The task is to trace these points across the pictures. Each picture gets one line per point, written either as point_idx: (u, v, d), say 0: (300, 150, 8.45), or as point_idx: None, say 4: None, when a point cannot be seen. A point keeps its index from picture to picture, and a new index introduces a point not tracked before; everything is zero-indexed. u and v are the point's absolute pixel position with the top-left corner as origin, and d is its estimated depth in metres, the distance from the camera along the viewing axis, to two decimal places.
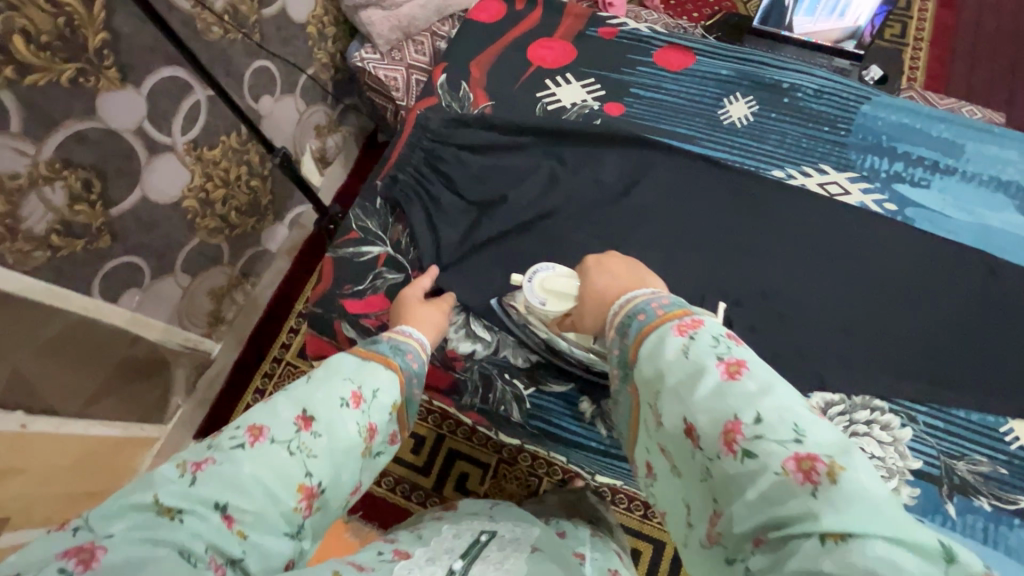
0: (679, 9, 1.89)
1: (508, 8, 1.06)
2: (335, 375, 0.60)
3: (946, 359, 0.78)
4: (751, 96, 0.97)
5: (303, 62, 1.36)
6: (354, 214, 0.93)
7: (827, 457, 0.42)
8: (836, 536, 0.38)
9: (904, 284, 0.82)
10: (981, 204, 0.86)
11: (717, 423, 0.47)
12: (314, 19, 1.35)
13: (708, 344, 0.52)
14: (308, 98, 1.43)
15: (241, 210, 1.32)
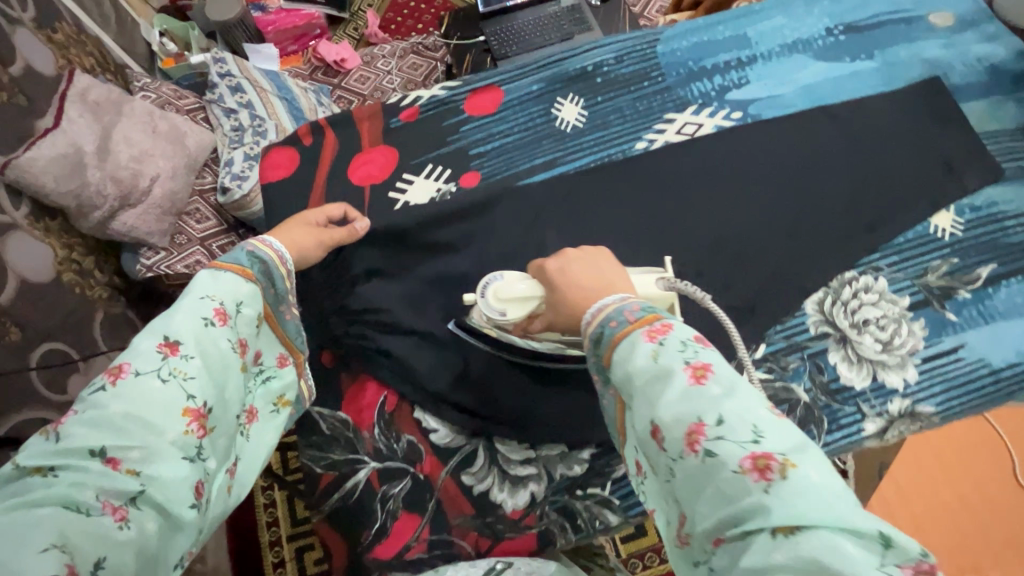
0: (402, 29, 1.90)
1: (298, 147, 0.93)
2: (187, 299, 0.57)
3: (868, 203, 0.80)
4: (571, 93, 0.94)
5: (84, 315, 1.12)
6: (310, 456, 0.76)
7: (780, 454, 0.43)
8: (785, 530, 0.40)
9: (796, 165, 0.83)
10: (795, 67, 0.92)
11: (682, 424, 0.47)
12: (64, 263, 1.11)
13: (675, 348, 0.51)
14: (118, 342, 1.19)
15: None
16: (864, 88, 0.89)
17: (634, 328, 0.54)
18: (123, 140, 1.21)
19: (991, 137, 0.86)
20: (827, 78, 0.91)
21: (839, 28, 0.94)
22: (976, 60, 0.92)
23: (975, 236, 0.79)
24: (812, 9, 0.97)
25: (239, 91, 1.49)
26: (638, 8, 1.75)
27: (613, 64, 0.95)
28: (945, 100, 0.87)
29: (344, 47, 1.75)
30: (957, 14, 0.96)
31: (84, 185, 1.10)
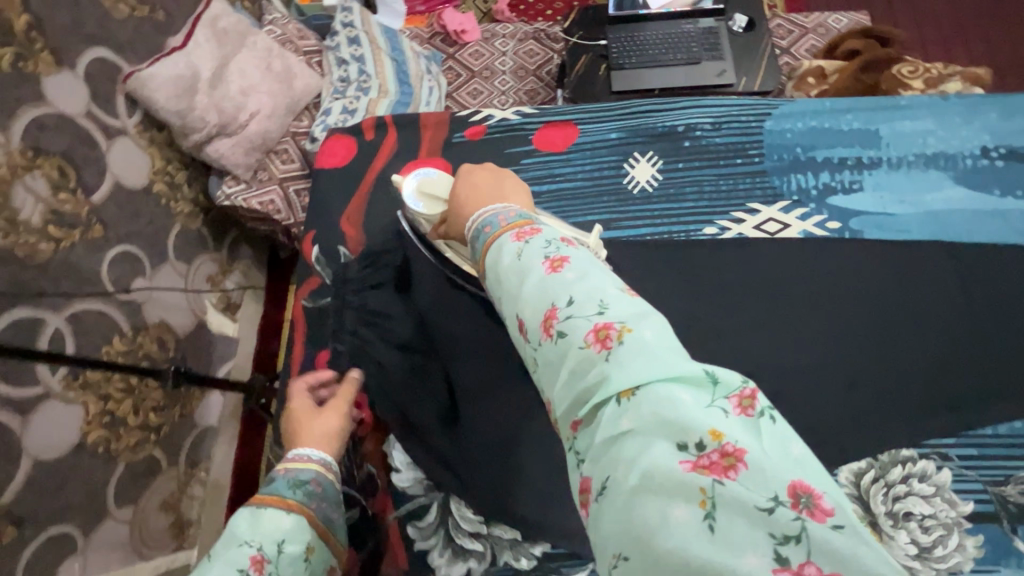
0: (530, 11, 1.84)
1: (357, 140, 0.95)
2: (232, 543, 0.55)
3: (958, 378, 0.69)
4: (651, 151, 0.86)
5: (163, 225, 1.22)
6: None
7: (620, 321, 0.40)
8: (628, 391, 0.36)
9: (880, 303, 0.73)
10: (923, 185, 0.79)
11: (536, 312, 0.43)
12: (158, 174, 1.20)
13: (538, 246, 0.48)
14: (187, 255, 1.30)
15: (160, 407, 1.18)
16: (993, 232, 0.75)
17: (505, 234, 0.51)
18: (237, 72, 1.28)
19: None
20: (959, 209, 0.77)
21: (997, 152, 0.80)
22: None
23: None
24: (970, 121, 0.82)
25: (355, 44, 1.52)
26: (785, 42, 1.57)
27: (710, 130, 0.86)
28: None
29: (466, 19, 1.73)
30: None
31: (190, 108, 1.17)
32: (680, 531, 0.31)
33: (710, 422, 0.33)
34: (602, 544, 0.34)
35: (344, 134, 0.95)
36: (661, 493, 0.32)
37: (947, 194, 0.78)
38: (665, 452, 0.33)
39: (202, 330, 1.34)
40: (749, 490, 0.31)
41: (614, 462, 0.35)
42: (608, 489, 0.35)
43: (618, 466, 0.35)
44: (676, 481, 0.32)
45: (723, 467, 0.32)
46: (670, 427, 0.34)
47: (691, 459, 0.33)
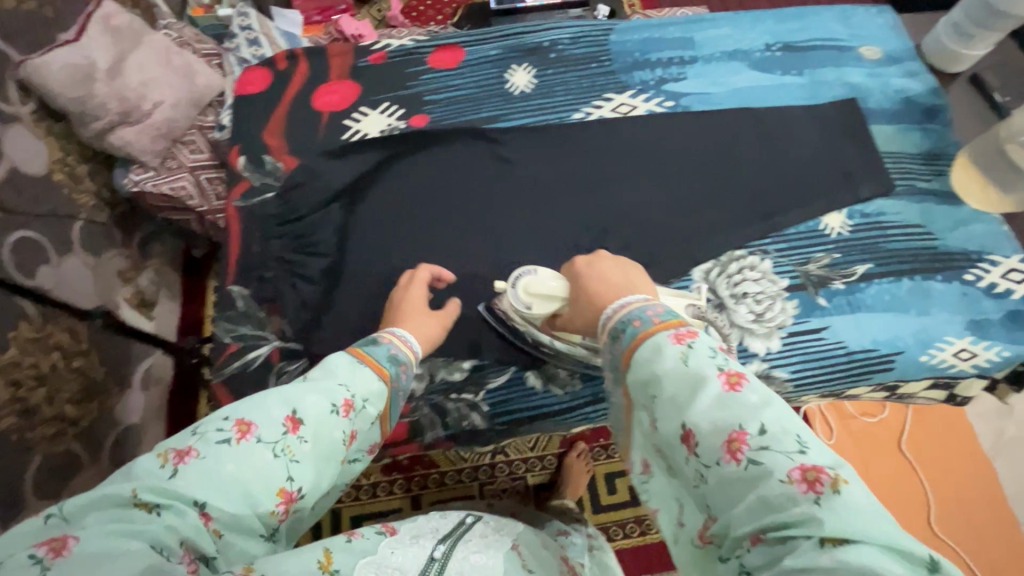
0: (423, 16, 1.99)
1: (273, 71, 0.95)
2: (328, 380, 0.61)
3: (770, 199, 0.82)
4: (526, 63, 0.95)
5: (66, 216, 1.19)
6: (223, 327, 0.81)
7: (831, 470, 0.47)
8: (834, 539, 0.43)
9: (710, 152, 0.85)
10: (734, 69, 0.91)
11: (723, 432, 0.51)
12: (57, 164, 1.19)
13: (706, 358, 0.55)
14: (94, 248, 1.27)
15: (77, 399, 1.14)
16: (791, 100, 0.87)
17: (659, 332, 0.58)
18: (136, 66, 1.30)
19: (892, 157, 0.85)
20: (766, 85, 0.89)
21: (776, 46, 0.92)
22: (895, 91, 0.88)
23: (863, 238, 0.80)
24: (758, 25, 0.94)
25: (255, 45, 1.59)
26: None
27: (566, 42, 0.96)
28: (858, 123, 0.85)
29: (364, 24, 1.85)
30: (887, 49, 0.92)
31: (89, 96, 1.18)
32: None
33: None
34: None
35: (259, 66, 0.96)
36: None
37: (756, 78, 0.90)
38: None
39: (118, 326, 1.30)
40: None
41: None
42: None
43: None
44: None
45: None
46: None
47: None
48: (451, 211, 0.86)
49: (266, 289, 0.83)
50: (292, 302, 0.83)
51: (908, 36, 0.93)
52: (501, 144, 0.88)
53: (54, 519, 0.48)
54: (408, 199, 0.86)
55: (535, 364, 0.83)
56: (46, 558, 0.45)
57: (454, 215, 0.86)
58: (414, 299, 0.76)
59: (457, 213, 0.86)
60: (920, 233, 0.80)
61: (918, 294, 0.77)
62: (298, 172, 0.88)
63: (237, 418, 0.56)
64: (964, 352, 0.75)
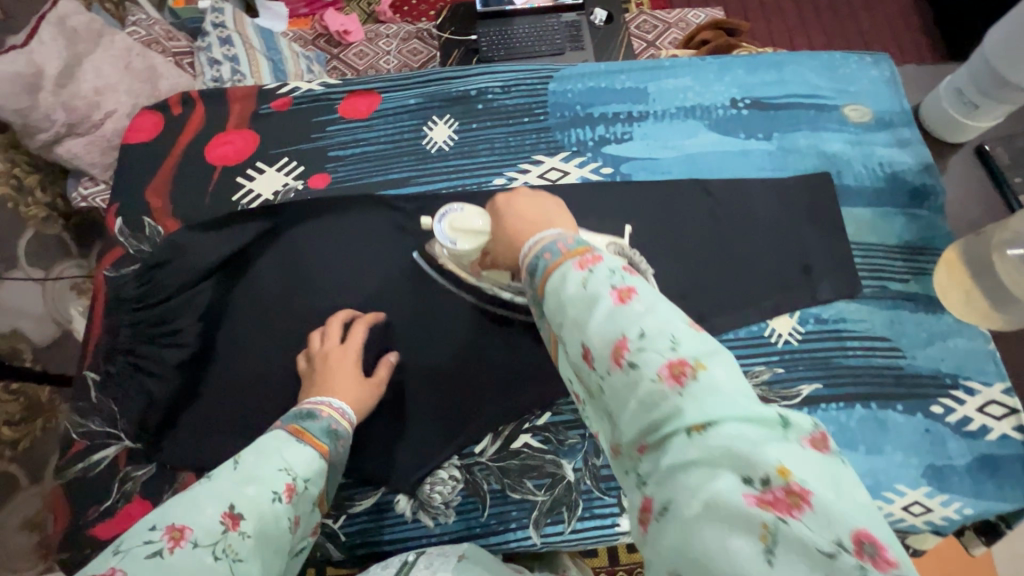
0: (414, 11, 1.89)
1: (165, 116, 0.91)
2: (267, 464, 0.53)
3: (712, 288, 0.74)
4: (448, 114, 0.88)
5: (11, 231, 1.16)
6: (71, 421, 0.77)
7: (696, 358, 0.39)
8: (700, 427, 0.36)
9: (646, 230, 0.77)
10: (680, 132, 0.83)
11: (606, 341, 0.42)
12: (2, 176, 1.15)
13: (602, 275, 0.45)
14: (44, 262, 1.24)
15: (14, 421, 1.12)
16: (751, 170, 0.80)
17: (566, 260, 0.48)
18: (91, 71, 1.25)
19: (863, 249, 0.76)
20: (712, 153, 0.82)
21: (744, 101, 0.84)
22: (879, 164, 0.80)
23: (815, 348, 0.72)
24: (723, 75, 0.86)
25: (227, 44, 1.50)
26: (651, 36, 1.71)
27: (495, 92, 0.89)
28: (829, 203, 0.78)
29: (349, 20, 1.76)
30: (879, 109, 0.84)
31: (34, 106, 1.13)
32: (743, 565, 0.32)
33: (777, 460, 0.34)
34: (658, 563, 0.35)
35: (152, 109, 0.90)
36: (726, 525, 0.33)
37: (699, 144, 0.82)
38: (730, 483, 0.34)
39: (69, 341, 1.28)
40: (812, 530, 0.32)
41: (680, 489, 0.36)
42: (671, 511, 0.36)
43: (682, 494, 0.35)
44: (739, 513, 0.33)
45: (788, 506, 0.33)
46: (740, 460, 0.34)
47: (755, 494, 0.34)
48: (345, 288, 0.81)
49: (114, 386, 0.78)
50: (138, 403, 0.78)
51: (908, 94, 0.84)
52: (402, 210, 0.83)
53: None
54: (301, 270, 0.81)
55: (407, 488, 0.73)
56: None
57: (349, 294, 0.81)
58: (347, 360, 0.72)
59: (355, 293, 0.81)
60: (884, 349, 0.72)
61: (871, 424, 0.69)
62: (163, 247, 0.83)
63: (168, 524, 0.46)
64: (916, 506, 0.66)
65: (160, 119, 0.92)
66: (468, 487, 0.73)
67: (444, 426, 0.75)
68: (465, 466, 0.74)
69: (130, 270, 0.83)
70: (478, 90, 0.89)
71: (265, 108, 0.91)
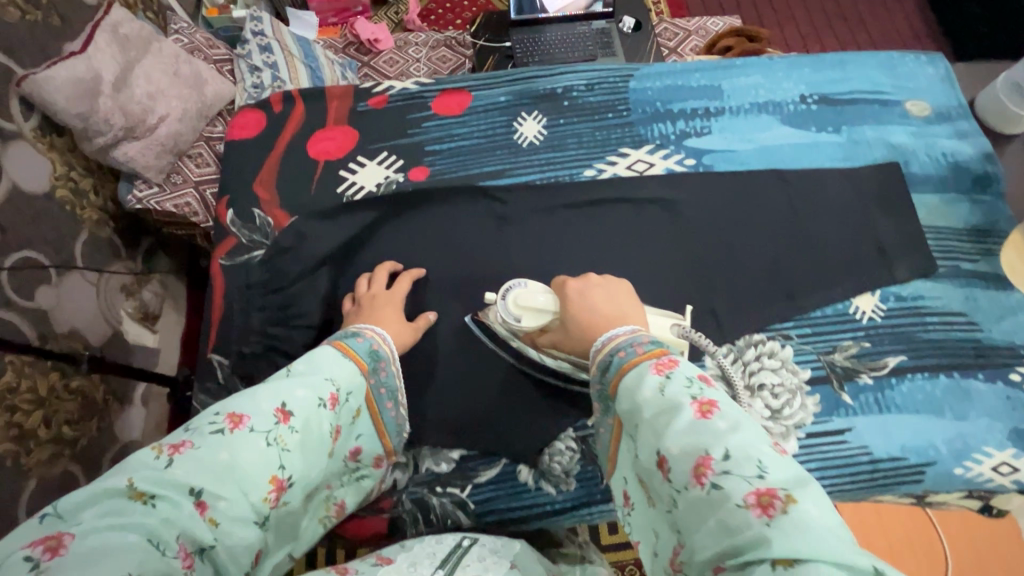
0: (440, 21, 1.94)
1: (265, 113, 0.95)
2: (314, 372, 0.61)
3: (797, 272, 0.79)
4: (536, 111, 0.93)
5: (68, 234, 1.18)
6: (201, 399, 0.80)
7: (784, 492, 0.43)
8: (785, 560, 0.39)
9: (730, 217, 0.82)
10: (755, 126, 0.88)
11: (689, 454, 0.47)
12: (60, 180, 1.17)
13: (682, 385, 0.51)
14: (96, 265, 1.25)
15: (75, 419, 1.13)
16: (826, 160, 0.85)
17: (644, 361, 0.55)
18: (143, 77, 1.27)
19: (935, 232, 0.81)
20: (791, 143, 0.87)
21: (812, 97, 0.90)
22: (942, 154, 0.86)
23: (897, 324, 0.76)
24: (791, 74, 0.92)
25: (267, 52, 1.53)
26: (672, 42, 1.77)
27: (579, 89, 0.94)
28: (900, 188, 0.83)
29: (380, 28, 1.80)
30: (936, 104, 0.90)
31: (93, 110, 1.16)
32: None
33: None
34: None
35: (254, 106, 0.95)
36: None
37: (779, 135, 0.88)
38: None
39: (119, 342, 1.29)
40: None
41: None
42: None
43: None
44: None
45: None
46: None
47: None
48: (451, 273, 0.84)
49: (246, 365, 0.80)
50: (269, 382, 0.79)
51: (963, 90, 0.90)
52: (500, 200, 0.86)
53: (48, 517, 0.46)
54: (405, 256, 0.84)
55: (528, 459, 0.77)
56: (42, 560, 0.43)
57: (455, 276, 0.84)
58: (396, 301, 0.76)
59: (463, 276, 0.84)
60: (963, 323, 0.76)
61: (956, 392, 0.73)
62: (257, 245, 0.86)
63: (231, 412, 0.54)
64: (1005, 466, 0.70)
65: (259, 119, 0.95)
66: (586, 458, 0.77)
67: (560, 402, 0.78)
68: (580, 437, 0.77)
69: (246, 258, 0.85)
70: (563, 88, 0.94)
71: (362, 104, 0.95)
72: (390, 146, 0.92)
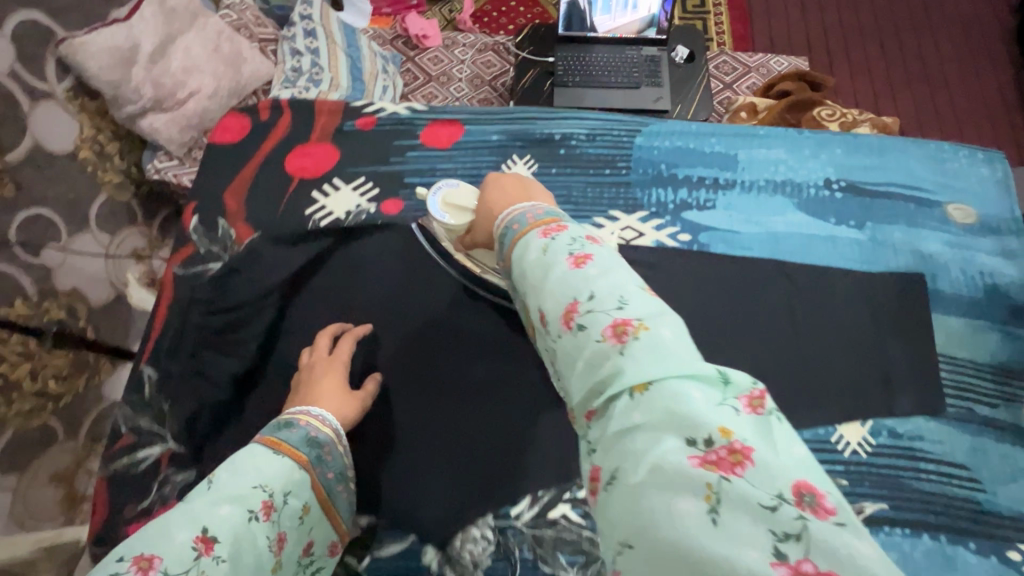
0: (493, 24, 1.91)
1: (252, 120, 0.96)
2: (242, 480, 0.54)
3: (784, 385, 0.72)
4: (527, 155, 0.90)
5: (86, 194, 1.21)
6: (122, 413, 0.79)
7: (639, 320, 0.42)
8: (641, 387, 0.39)
9: (718, 310, 0.76)
10: (766, 210, 0.83)
11: (559, 302, 0.45)
12: (86, 142, 1.20)
13: (562, 244, 0.49)
14: (110, 227, 1.29)
15: (61, 375, 1.16)
16: (840, 259, 0.80)
17: (531, 232, 0.52)
18: (182, 51, 1.29)
19: (950, 364, 0.74)
20: (799, 235, 0.81)
21: (839, 183, 0.84)
22: (978, 273, 0.79)
23: (884, 467, 0.68)
24: (819, 154, 0.87)
25: (311, 36, 1.52)
26: (729, 77, 1.66)
27: (580, 138, 0.90)
28: (921, 306, 0.77)
29: (430, 25, 1.78)
30: (983, 213, 0.83)
31: (125, 80, 1.18)
32: (686, 520, 0.33)
33: (718, 420, 0.36)
34: (608, 532, 0.36)
35: (238, 113, 0.96)
36: (669, 484, 0.35)
37: (789, 224, 0.82)
38: (675, 446, 0.36)
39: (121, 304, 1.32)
40: (752, 485, 0.34)
41: (624, 453, 0.37)
42: (617, 478, 0.37)
43: (627, 458, 0.37)
44: (682, 474, 0.35)
45: (730, 463, 0.34)
46: (679, 419, 0.36)
47: (698, 455, 0.35)
48: (402, 334, 0.84)
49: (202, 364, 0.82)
50: (186, 409, 0.80)
51: (1019, 201, 0.83)
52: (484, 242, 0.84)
53: None
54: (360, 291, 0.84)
55: (437, 541, 0.72)
56: None
57: (407, 333, 0.84)
58: (336, 368, 0.75)
59: (410, 341, 0.83)
60: (963, 479, 0.68)
61: (938, 559, 0.64)
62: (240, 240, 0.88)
63: (138, 558, 0.46)
64: None
65: (244, 122, 0.96)
66: (500, 549, 0.71)
67: (503, 473, 0.75)
68: (499, 528, 0.72)
69: (200, 270, 0.86)
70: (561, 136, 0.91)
71: (349, 123, 0.96)
72: (374, 171, 0.93)
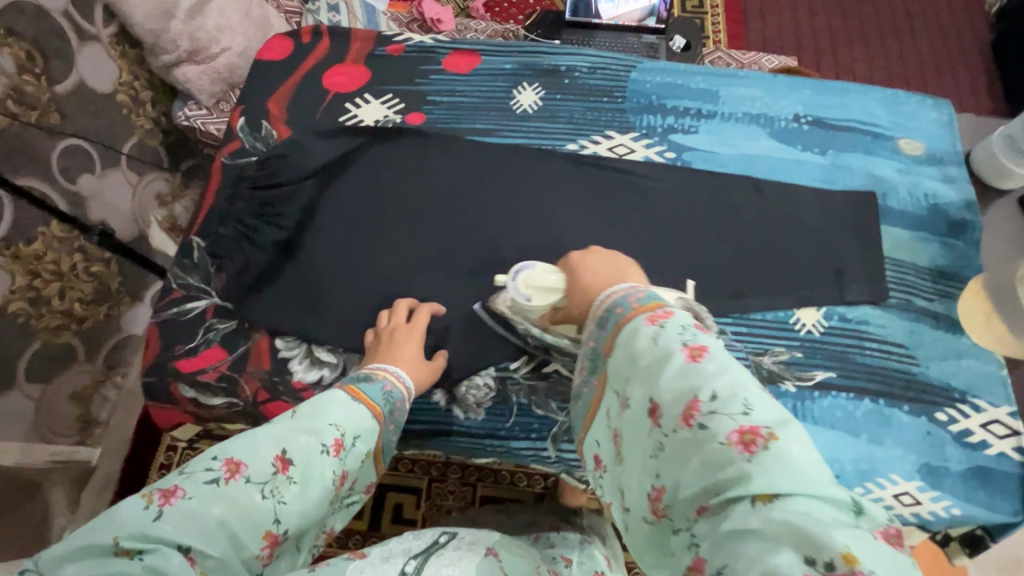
0: (503, 13, 2.03)
1: (295, 42, 1.06)
2: (320, 417, 0.60)
3: (742, 278, 0.87)
4: (537, 83, 1.03)
5: (120, 135, 1.30)
6: (173, 272, 0.92)
7: (767, 429, 0.44)
8: (766, 497, 0.41)
9: (696, 218, 0.90)
10: (739, 134, 0.96)
11: (681, 398, 0.49)
12: (124, 85, 1.29)
13: (674, 332, 0.53)
14: (139, 169, 1.37)
15: (87, 300, 1.23)
16: (804, 177, 0.93)
17: (638, 315, 0.57)
18: (216, 10, 1.32)
19: (895, 265, 0.88)
20: (767, 155, 0.95)
21: (806, 118, 0.97)
22: (924, 195, 0.92)
23: (832, 343, 0.84)
24: (791, 92, 0.99)
25: (334, 11, 1.61)
26: None
27: (583, 70, 1.03)
28: (873, 217, 0.90)
29: (445, 10, 1.89)
30: (931, 146, 0.95)
31: (164, 30, 1.25)
32: None
33: (845, 544, 0.37)
34: None
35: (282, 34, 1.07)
36: None
37: (759, 146, 0.96)
38: (792, 559, 0.38)
39: (143, 244, 1.41)
40: None
41: (734, 555, 0.41)
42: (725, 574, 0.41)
43: (736, 559, 0.40)
44: None
45: None
46: (805, 539, 0.38)
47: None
48: (423, 220, 0.93)
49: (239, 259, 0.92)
50: (236, 264, 0.92)
51: (961, 137, 0.96)
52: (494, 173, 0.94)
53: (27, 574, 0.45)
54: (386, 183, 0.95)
55: (446, 385, 0.86)
56: None
57: (428, 217, 0.93)
58: (410, 337, 0.80)
59: (432, 228, 0.93)
60: (900, 355, 0.83)
61: (876, 417, 0.80)
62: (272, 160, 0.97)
63: (229, 461, 0.54)
64: (906, 496, 0.76)
65: (288, 44, 1.07)
66: (499, 395, 0.86)
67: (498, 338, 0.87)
68: (499, 377, 0.86)
69: (246, 159, 0.98)
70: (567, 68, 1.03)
71: (381, 49, 1.06)
72: (398, 87, 1.03)
